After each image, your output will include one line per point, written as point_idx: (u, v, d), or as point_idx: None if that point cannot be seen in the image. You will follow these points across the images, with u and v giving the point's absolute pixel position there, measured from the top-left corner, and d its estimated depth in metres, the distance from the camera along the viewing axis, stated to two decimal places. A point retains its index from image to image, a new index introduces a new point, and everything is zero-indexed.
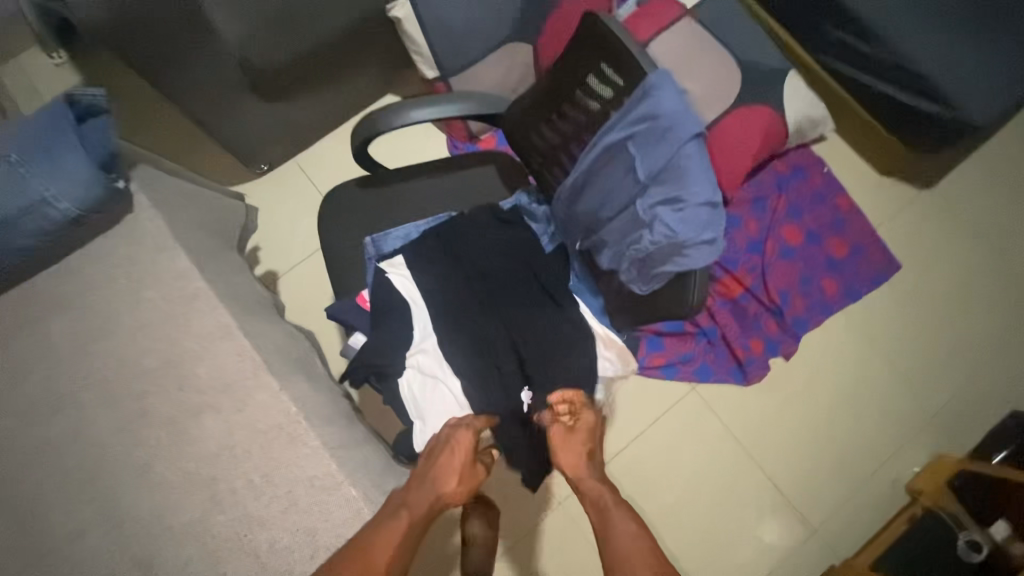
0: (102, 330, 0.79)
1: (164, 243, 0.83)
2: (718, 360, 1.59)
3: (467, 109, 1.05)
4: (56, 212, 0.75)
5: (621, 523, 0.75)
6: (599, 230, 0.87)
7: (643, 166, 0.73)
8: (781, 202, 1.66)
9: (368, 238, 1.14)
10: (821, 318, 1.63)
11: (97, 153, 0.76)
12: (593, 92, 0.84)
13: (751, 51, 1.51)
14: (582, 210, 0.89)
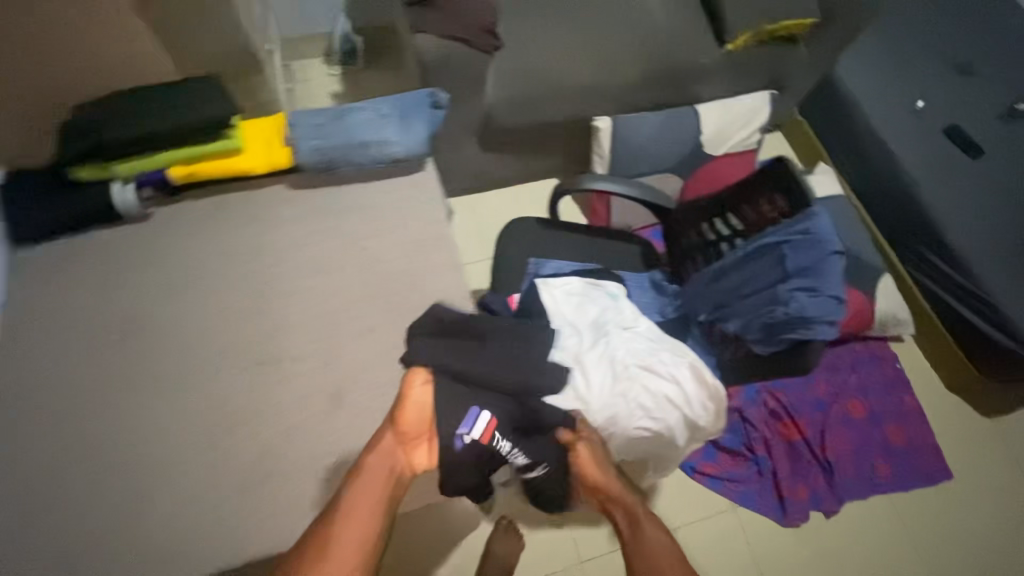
0: (371, 234, 1.11)
1: (431, 196, 1.16)
2: (762, 491, 1.70)
3: (641, 195, 1.38)
4: (391, 151, 1.11)
5: (654, 534, 0.88)
6: (730, 302, 1.13)
7: (793, 263, 1.00)
8: (851, 378, 1.85)
9: (532, 258, 1.46)
10: (868, 492, 1.72)
11: (430, 127, 1.14)
12: (770, 204, 1.13)
13: (857, 246, 1.83)
14: (721, 287, 1.17)
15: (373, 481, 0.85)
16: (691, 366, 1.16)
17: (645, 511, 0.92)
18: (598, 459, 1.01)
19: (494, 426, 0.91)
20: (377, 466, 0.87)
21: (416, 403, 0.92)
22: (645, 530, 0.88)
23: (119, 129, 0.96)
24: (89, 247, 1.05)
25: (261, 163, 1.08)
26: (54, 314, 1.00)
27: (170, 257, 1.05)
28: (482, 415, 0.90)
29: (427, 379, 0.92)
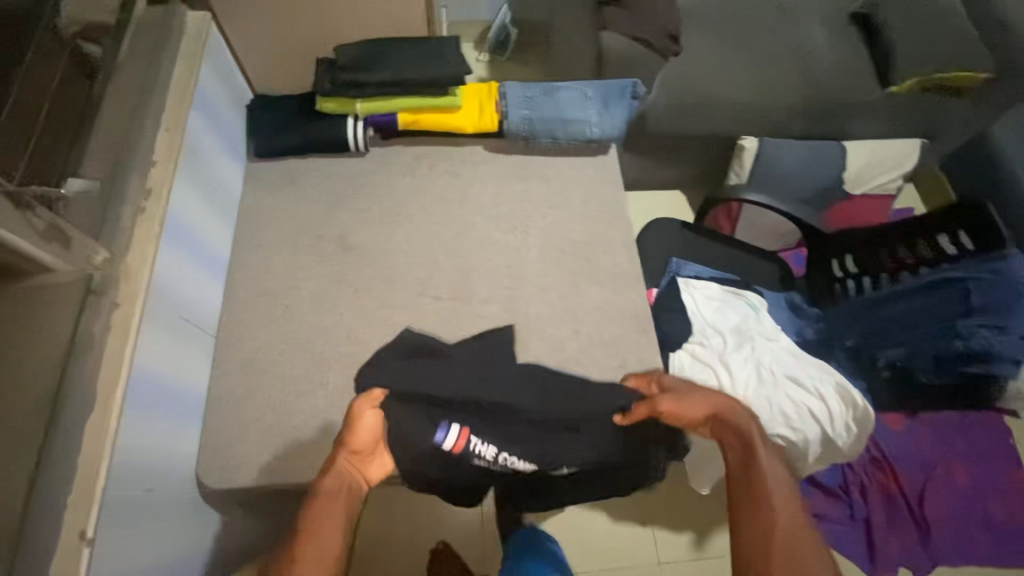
0: (557, 205, 1.19)
1: (613, 178, 1.23)
2: (849, 534, 1.67)
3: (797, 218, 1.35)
4: (588, 130, 1.19)
5: (767, 477, 0.77)
6: (888, 331, 1.22)
7: (982, 298, 1.09)
8: (961, 441, 1.80)
9: (673, 258, 1.50)
10: (968, 560, 1.65)
11: (627, 115, 1.20)
12: (951, 242, 1.23)
13: None
14: (885, 314, 1.24)
15: (326, 509, 0.76)
16: (837, 385, 1.18)
17: (759, 453, 0.79)
18: (685, 395, 0.88)
19: (469, 430, 0.87)
20: (334, 486, 0.79)
21: (364, 425, 0.83)
22: (753, 476, 0.77)
23: (371, 72, 1.08)
24: (312, 171, 1.18)
25: (472, 124, 1.18)
26: (277, 222, 1.12)
27: (380, 192, 1.18)
28: (450, 427, 0.86)
29: (376, 403, 0.84)
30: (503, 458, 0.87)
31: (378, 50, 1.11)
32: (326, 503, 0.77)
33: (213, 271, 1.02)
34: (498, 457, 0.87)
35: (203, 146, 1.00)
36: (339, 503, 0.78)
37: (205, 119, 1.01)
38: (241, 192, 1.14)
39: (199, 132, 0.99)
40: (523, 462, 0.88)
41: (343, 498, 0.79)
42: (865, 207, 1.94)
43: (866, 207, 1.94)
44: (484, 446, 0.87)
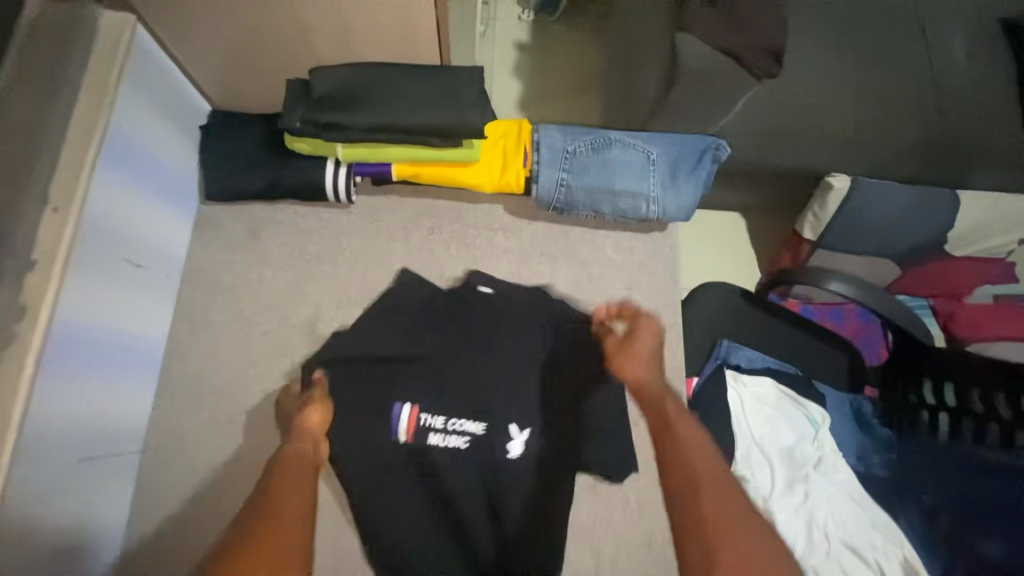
0: (590, 302, 0.92)
1: (668, 270, 0.94)
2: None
3: (872, 305, 1.10)
4: (645, 209, 0.89)
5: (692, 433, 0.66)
6: (984, 506, 1.00)
7: None
8: None
9: (724, 339, 1.22)
10: None
11: (700, 190, 0.89)
12: None
13: None
14: (984, 482, 1.02)
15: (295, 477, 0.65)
16: (904, 563, 0.95)
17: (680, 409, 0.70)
18: (644, 351, 0.77)
19: (417, 407, 0.81)
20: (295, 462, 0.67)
21: (308, 417, 0.74)
22: (684, 429, 0.68)
23: (358, 114, 0.78)
24: (283, 224, 0.92)
25: (490, 183, 0.89)
26: (231, 293, 0.89)
27: (366, 262, 0.92)
28: (403, 406, 0.81)
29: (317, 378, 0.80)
30: (453, 427, 0.81)
31: (371, 79, 0.80)
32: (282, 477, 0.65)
33: (143, 366, 0.80)
34: (446, 429, 0.81)
35: (125, 209, 0.74)
36: (301, 472, 0.66)
37: (130, 170, 0.75)
38: (188, 244, 0.90)
39: (119, 192, 0.73)
40: (476, 424, 0.81)
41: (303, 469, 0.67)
42: (960, 273, 1.57)
43: (964, 275, 1.57)
44: (435, 417, 0.81)
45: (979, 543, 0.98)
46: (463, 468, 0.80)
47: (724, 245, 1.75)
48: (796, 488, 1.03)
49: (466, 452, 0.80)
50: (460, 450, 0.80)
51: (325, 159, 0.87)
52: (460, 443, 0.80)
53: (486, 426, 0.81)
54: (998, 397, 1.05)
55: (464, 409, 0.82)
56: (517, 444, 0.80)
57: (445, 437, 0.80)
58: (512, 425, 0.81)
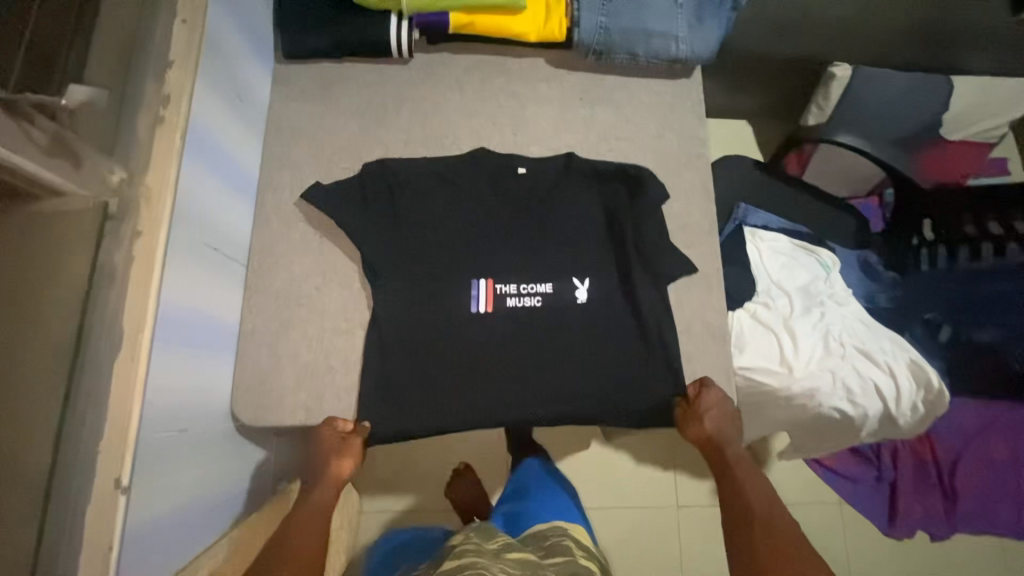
0: (627, 138, 1.04)
1: (695, 110, 1.05)
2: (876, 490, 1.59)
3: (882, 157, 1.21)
4: (675, 48, 1.00)
5: (755, 488, 0.84)
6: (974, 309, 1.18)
7: None
8: None
9: (742, 203, 1.34)
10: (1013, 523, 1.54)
11: (722, 29, 1.01)
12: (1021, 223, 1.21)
13: None
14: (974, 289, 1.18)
15: (309, 523, 0.79)
16: (911, 363, 1.08)
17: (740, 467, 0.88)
18: (715, 411, 0.90)
19: (492, 284, 0.94)
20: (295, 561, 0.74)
21: (341, 466, 0.85)
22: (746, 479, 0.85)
23: None
24: (351, 79, 1.03)
25: (536, 31, 1.00)
26: (309, 136, 1.00)
27: (426, 110, 1.03)
28: (480, 284, 0.94)
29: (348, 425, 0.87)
30: (526, 291, 0.93)
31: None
32: (303, 524, 0.79)
33: (243, 193, 0.92)
34: (520, 293, 0.93)
35: (224, 44, 0.85)
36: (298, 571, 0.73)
37: (228, 10, 0.86)
38: (268, 99, 1.01)
39: (221, 25, 0.84)
40: (542, 286, 0.94)
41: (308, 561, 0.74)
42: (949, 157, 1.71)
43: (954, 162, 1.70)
44: (508, 285, 0.94)
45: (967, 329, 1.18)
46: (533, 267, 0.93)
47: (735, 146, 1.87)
48: (813, 311, 1.15)
49: (539, 309, 0.93)
50: (534, 308, 0.93)
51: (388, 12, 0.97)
52: (534, 303, 0.93)
53: (553, 286, 0.94)
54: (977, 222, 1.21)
55: (533, 276, 0.94)
56: (581, 291, 0.94)
57: (520, 299, 0.93)
58: (574, 278, 0.95)
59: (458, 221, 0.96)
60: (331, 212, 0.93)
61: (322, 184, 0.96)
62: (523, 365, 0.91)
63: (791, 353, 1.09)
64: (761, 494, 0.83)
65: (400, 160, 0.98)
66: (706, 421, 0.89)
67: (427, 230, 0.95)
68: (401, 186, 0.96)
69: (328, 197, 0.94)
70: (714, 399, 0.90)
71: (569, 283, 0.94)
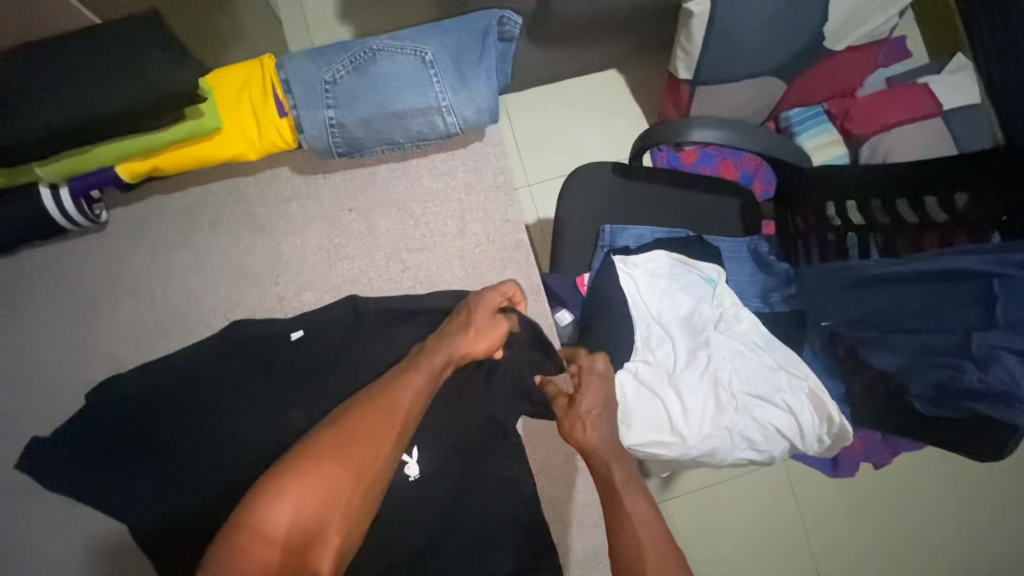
0: (421, 248, 0.81)
1: (497, 182, 0.82)
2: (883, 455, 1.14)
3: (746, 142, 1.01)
4: (440, 122, 0.74)
5: (635, 507, 0.69)
6: (863, 323, 0.93)
7: (1003, 311, 0.77)
8: None
9: (608, 225, 1.13)
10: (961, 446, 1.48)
11: (495, 80, 0.75)
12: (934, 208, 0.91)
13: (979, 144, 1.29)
14: (860, 300, 0.93)
15: (374, 415, 0.63)
16: (811, 393, 0.96)
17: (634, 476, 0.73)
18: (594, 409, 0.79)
19: None
20: (381, 411, 0.63)
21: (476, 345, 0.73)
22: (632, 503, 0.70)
23: (36, 113, 0.61)
24: (41, 271, 0.77)
25: (252, 148, 0.74)
26: (11, 366, 0.76)
27: (154, 284, 0.78)
28: None
29: (505, 290, 0.77)
30: None
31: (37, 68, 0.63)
32: (399, 379, 0.67)
33: None
34: None
35: None
36: (384, 422, 0.63)
37: None
38: None
39: None
40: None
41: (395, 418, 0.64)
42: (834, 69, 1.35)
43: (894, 98, 1.36)
44: None
45: (867, 352, 0.91)
46: None
47: (623, 104, 1.47)
48: (699, 354, 1.00)
49: None
50: None
51: (35, 183, 0.69)
52: None
53: None
54: (874, 204, 0.97)
55: None
56: (412, 466, 0.78)
57: None
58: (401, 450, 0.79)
59: (219, 444, 0.71)
60: (59, 480, 0.70)
61: (45, 435, 0.73)
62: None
63: (681, 420, 0.96)
64: (644, 519, 0.68)
65: (133, 372, 0.75)
66: (587, 426, 0.77)
67: (185, 463, 0.70)
68: (145, 409, 0.73)
69: (52, 459, 0.70)
70: (589, 393, 0.79)
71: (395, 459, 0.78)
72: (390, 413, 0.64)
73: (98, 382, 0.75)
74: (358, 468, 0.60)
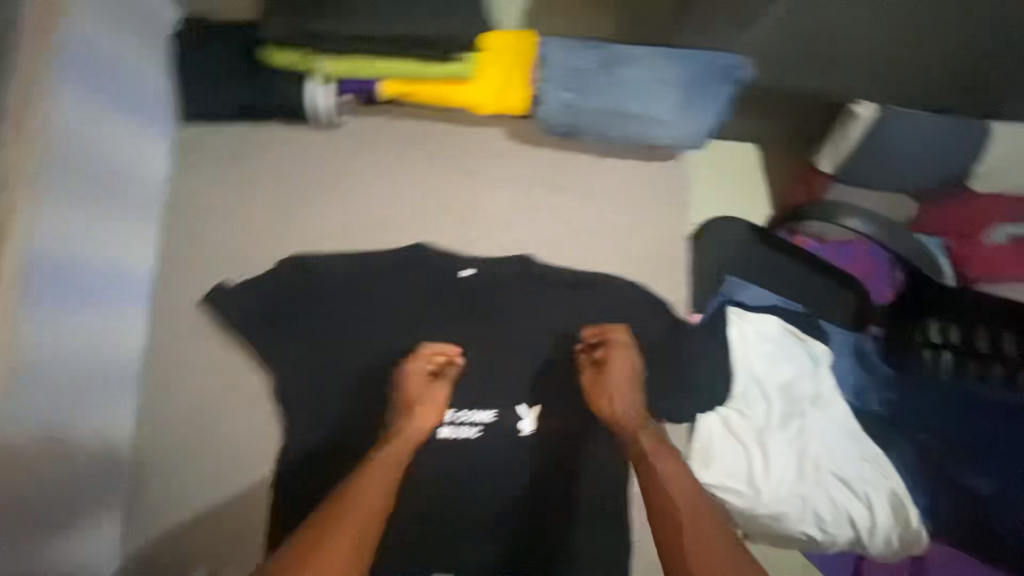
0: (591, 237, 0.89)
1: (675, 201, 0.90)
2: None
3: None
4: (657, 133, 0.82)
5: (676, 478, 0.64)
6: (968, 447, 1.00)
7: None
8: None
9: (730, 277, 1.17)
10: None
11: (716, 112, 0.83)
12: None
13: None
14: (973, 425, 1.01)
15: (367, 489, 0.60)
16: (891, 494, 0.99)
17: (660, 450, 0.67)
18: (621, 383, 0.76)
19: None
20: (369, 486, 0.60)
21: (622, 394, 0.75)
22: (661, 463, 0.66)
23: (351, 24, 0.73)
24: (271, 148, 0.87)
25: (490, 103, 0.83)
26: (221, 220, 0.86)
27: (358, 189, 0.87)
28: None
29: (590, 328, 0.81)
30: (461, 419, 0.81)
31: None
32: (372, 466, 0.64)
33: (131, 295, 0.78)
34: (455, 422, 0.80)
35: (96, 127, 0.69)
36: (365, 509, 0.59)
37: (100, 84, 0.69)
38: (170, 169, 0.86)
39: (89, 108, 0.68)
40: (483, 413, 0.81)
41: (376, 496, 0.60)
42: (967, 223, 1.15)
43: None
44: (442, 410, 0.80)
45: (963, 475, 0.98)
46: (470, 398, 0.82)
47: None
48: (792, 423, 1.03)
49: (475, 442, 0.80)
50: (470, 440, 0.80)
51: (308, 74, 0.80)
52: (471, 434, 0.80)
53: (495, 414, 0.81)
54: (1005, 336, 1.02)
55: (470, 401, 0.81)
56: (529, 422, 0.81)
57: (455, 430, 0.80)
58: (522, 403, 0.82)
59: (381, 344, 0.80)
60: (238, 323, 0.81)
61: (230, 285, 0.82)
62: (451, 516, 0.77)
63: (762, 478, 0.98)
64: (677, 485, 0.63)
65: (321, 258, 0.84)
66: (617, 396, 0.75)
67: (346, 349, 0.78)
68: (321, 290, 0.83)
69: (238, 302, 0.81)
70: (616, 363, 0.77)
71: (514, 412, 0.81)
72: (370, 492, 0.60)
73: (286, 256, 0.84)
74: (357, 539, 0.56)
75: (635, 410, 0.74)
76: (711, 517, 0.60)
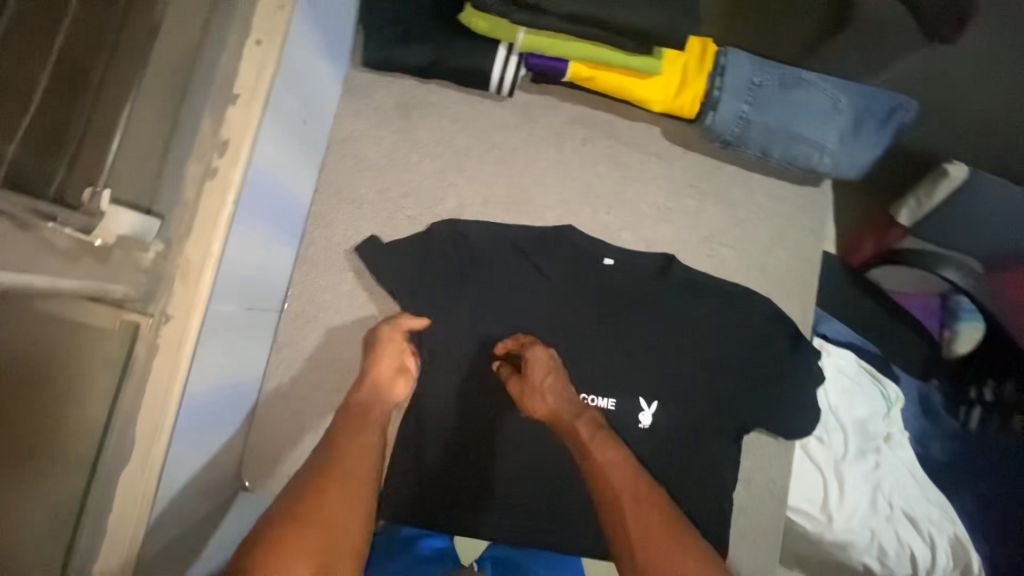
0: (730, 246, 0.90)
1: (814, 226, 0.92)
2: None
3: None
4: (817, 159, 0.85)
5: (609, 462, 0.71)
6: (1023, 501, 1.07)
7: None
8: None
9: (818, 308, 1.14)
10: None
11: (877, 148, 0.85)
12: None
13: None
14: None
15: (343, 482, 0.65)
16: (954, 538, 1.03)
17: (593, 435, 0.74)
18: (545, 384, 0.78)
19: None
20: (332, 491, 0.64)
21: (541, 402, 0.78)
22: (599, 452, 0.72)
23: None
24: (436, 108, 0.89)
25: (663, 102, 0.85)
26: (380, 171, 0.87)
27: (516, 164, 0.89)
28: None
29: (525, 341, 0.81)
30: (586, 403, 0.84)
31: None
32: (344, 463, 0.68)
33: (290, 228, 0.79)
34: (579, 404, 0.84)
35: (303, 61, 0.69)
36: (335, 501, 0.63)
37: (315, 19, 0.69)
38: (337, 111, 0.87)
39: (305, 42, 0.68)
40: (605, 399, 0.84)
41: (350, 490, 0.65)
42: None
43: None
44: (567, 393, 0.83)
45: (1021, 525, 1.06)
46: (597, 383, 0.84)
47: None
48: (869, 459, 1.06)
49: None
50: None
51: (498, 41, 0.80)
52: None
53: (617, 402, 0.84)
54: None
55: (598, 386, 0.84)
56: (647, 416, 0.84)
57: None
58: (641, 398, 0.84)
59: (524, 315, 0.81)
60: (383, 276, 0.82)
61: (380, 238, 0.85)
62: (567, 491, 0.83)
63: (835, 505, 1.02)
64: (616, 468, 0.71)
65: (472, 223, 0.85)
66: (544, 396, 0.78)
67: None
68: (469, 254, 0.83)
69: (386, 255, 0.82)
70: (535, 366, 0.79)
71: (636, 403, 0.84)
72: (338, 486, 0.65)
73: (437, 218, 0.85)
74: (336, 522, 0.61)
75: (564, 396, 0.78)
76: (656, 499, 0.68)
